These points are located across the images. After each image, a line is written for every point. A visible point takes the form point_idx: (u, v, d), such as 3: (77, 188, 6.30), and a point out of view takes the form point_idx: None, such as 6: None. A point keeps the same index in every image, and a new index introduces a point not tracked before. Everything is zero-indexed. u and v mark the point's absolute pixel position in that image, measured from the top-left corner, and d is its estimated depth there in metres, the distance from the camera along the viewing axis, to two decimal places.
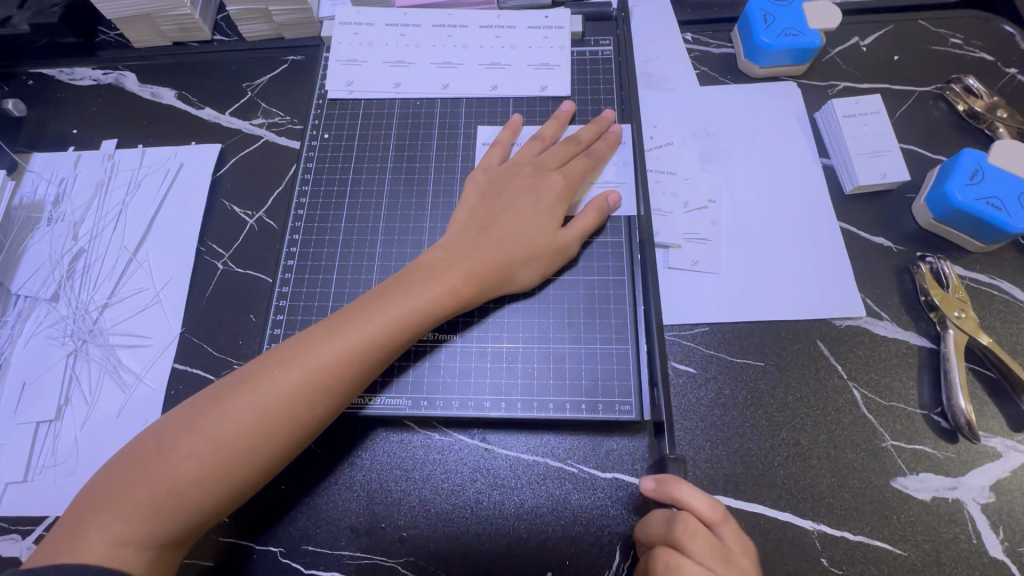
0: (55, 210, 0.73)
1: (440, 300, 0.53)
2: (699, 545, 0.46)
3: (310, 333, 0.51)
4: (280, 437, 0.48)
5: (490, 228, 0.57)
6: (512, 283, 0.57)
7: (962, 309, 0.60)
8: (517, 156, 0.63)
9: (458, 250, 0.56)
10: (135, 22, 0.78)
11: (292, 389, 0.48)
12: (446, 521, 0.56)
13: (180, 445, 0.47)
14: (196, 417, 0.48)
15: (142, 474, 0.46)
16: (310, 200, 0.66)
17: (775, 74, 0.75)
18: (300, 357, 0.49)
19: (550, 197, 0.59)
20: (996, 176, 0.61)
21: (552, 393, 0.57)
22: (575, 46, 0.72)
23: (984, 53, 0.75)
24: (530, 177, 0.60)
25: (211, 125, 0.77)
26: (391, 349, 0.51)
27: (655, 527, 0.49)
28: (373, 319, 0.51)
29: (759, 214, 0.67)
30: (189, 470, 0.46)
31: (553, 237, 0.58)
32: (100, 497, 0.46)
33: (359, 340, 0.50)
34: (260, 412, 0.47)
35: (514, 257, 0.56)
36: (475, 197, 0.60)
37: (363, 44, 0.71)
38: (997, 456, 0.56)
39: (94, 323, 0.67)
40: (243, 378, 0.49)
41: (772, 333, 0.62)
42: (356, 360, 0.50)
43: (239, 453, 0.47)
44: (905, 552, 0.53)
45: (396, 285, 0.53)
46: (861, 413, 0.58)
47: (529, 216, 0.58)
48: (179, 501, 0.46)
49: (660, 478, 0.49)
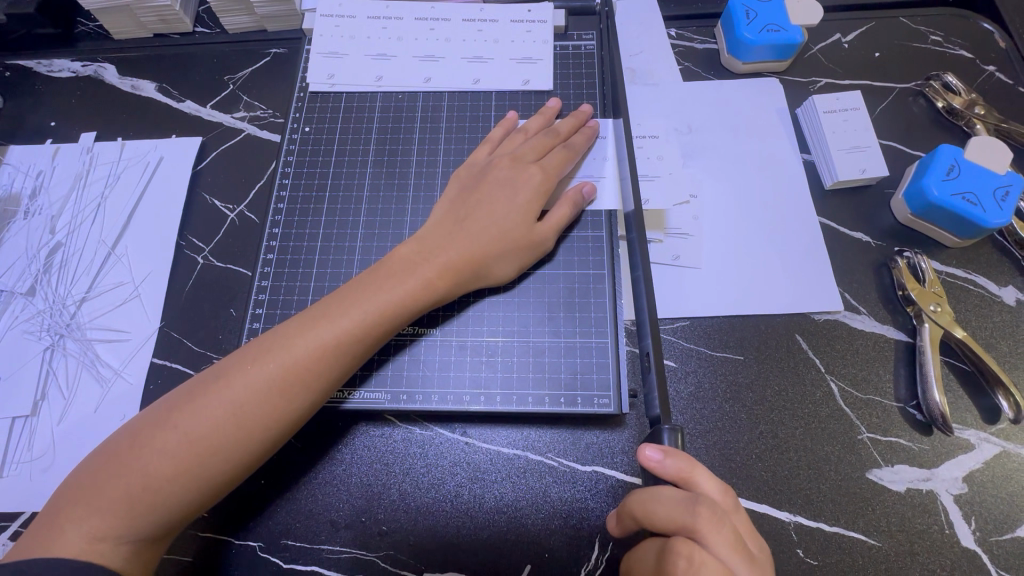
0: (32, 203, 0.72)
1: (416, 294, 0.53)
2: (722, 535, 0.43)
3: (286, 327, 0.51)
4: (257, 431, 0.47)
5: (469, 219, 0.57)
6: (490, 277, 0.57)
7: (938, 303, 0.61)
8: (499, 149, 0.62)
9: (434, 244, 0.55)
10: (114, 13, 0.77)
11: (267, 385, 0.48)
12: (426, 514, 0.56)
13: (155, 440, 0.46)
14: (171, 413, 0.47)
15: (117, 469, 0.46)
16: (291, 194, 0.66)
17: (757, 70, 0.75)
18: (275, 352, 0.49)
19: (528, 190, 0.58)
20: (972, 172, 0.62)
21: (532, 387, 0.57)
22: (558, 40, 0.72)
23: (963, 51, 0.75)
24: (508, 169, 0.59)
25: (192, 118, 0.76)
26: (368, 343, 0.51)
27: (668, 507, 0.45)
28: (349, 312, 0.51)
29: (739, 210, 0.68)
30: (163, 465, 0.46)
31: (529, 230, 0.58)
32: (75, 493, 0.45)
33: (335, 334, 0.50)
34: (234, 407, 0.47)
35: (489, 253, 0.56)
36: (456, 190, 0.60)
37: (345, 36, 0.71)
38: (971, 448, 0.57)
39: (72, 318, 0.66)
40: (219, 372, 0.49)
41: (751, 328, 0.62)
42: (332, 355, 0.49)
43: (214, 448, 0.46)
44: (880, 543, 0.54)
45: (373, 278, 0.53)
46: (838, 406, 0.59)
47: (507, 209, 0.57)
48: (154, 496, 0.45)
49: (670, 452, 0.45)
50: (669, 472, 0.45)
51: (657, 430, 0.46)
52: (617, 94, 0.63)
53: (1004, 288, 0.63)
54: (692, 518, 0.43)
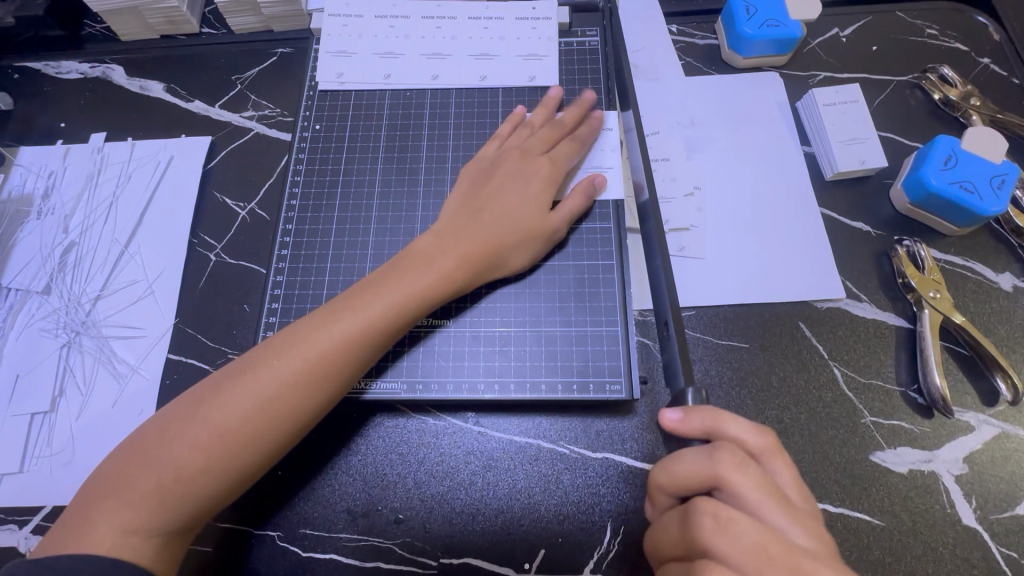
0: (45, 203, 0.73)
1: (434, 287, 0.54)
2: (750, 480, 0.43)
3: (307, 321, 0.52)
4: (283, 424, 0.48)
5: (482, 211, 0.58)
6: (504, 267, 0.58)
7: (938, 290, 0.62)
8: (506, 141, 0.64)
9: (450, 237, 0.56)
10: (122, 15, 0.77)
11: (292, 378, 0.49)
12: (441, 503, 0.58)
13: (184, 433, 0.47)
14: (197, 407, 0.48)
15: (147, 463, 0.47)
16: (303, 190, 0.67)
17: (758, 65, 0.76)
18: (299, 345, 0.50)
19: (538, 181, 0.60)
20: (969, 161, 0.63)
21: (544, 375, 0.59)
22: (562, 37, 0.73)
23: (959, 44, 0.77)
24: (518, 160, 0.61)
25: (201, 117, 0.77)
26: (389, 335, 0.52)
27: (690, 462, 0.45)
28: (369, 305, 0.52)
29: (743, 201, 0.69)
30: (194, 458, 0.47)
31: (542, 220, 0.59)
32: (106, 487, 0.46)
33: (356, 328, 0.51)
34: (261, 400, 0.48)
35: (503, 242, 0.57)
36: (466, 184, 0.61)
37: (352, 35, 0.72)
38: (971, 430, 0.58)
39: (87, 316, 0.67)
40: (243, 367, 0.50)
41: (755, 316, 0.64)
42: (355, 347, 0.50)
43: (242, 440, 0.47)
44: (884, 522, 0.56)
45: (391, 272, 0.54)
46: (841, 391, 0.60)
47: (518, 202, 0.58)
48: (185, 488, 0.46)
49: (688, 409, 0.45)
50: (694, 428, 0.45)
51: (682, 392, 0.47)
52: (622, 87, 0.64)
53: (1001, 274, 0.65)
54: (717, 468, 0.43)
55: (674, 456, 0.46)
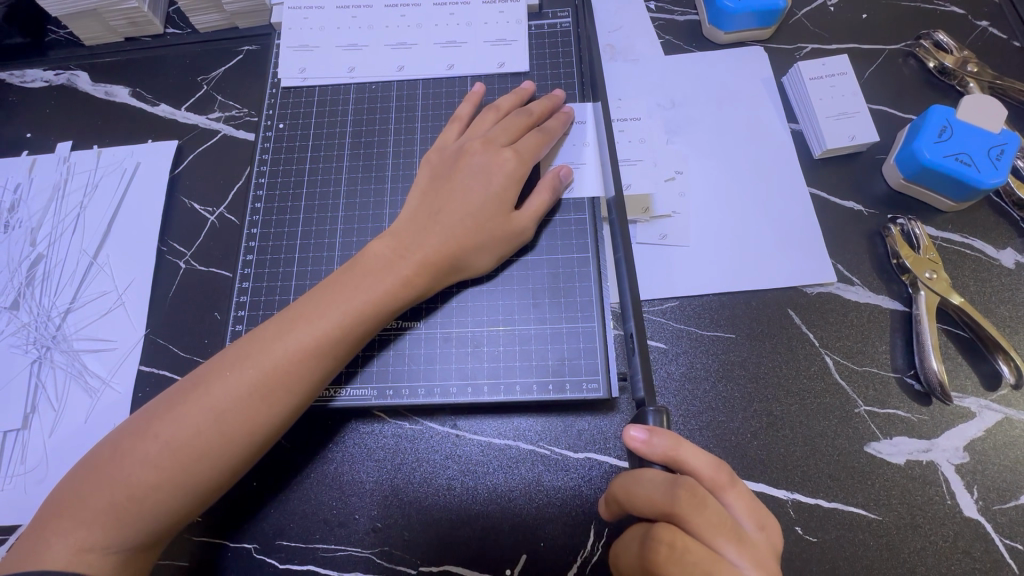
0: (12, 216, 0.71)
1: (393, 291, 0.52)
2: (707, 516, 0.42)
3: (263, 330, 0.50)
4: (240, 437, 0.47)
5: (441, 212, 0.55)
6: (467, 270, 0.56)
7: (934, 270, 0.59)
8: (469, 131, 0.61)
9: (408, 239, 0.54)
10: (83, 19, 0.75)
11: (247, 390, 0.47)
12: (420, 509, 0.56)
13: (137, 450, 0.46)
14: (151, 423, 0.47)
15: (99, 481, 0.45)
16: (268, 193, 0.65)
17: (741, 39, 0.73)
18: (254, 356, 0.48)
19: (501, 176, 0.57)
20: (965, 132, 0.60)
21: (519, 375, 0.56)
22: (532, 20, 0.70)
23: (955, 7, 0.72)
24: (481, 153, 0.58)
25: (167, 121, 0.75)
26: (349, 342, 0.50)
27: (650, 487, 0.43)
28: (326, 313, 0.50)
29: (726, 184, 0.66)
30: (147, 475, 0.45)
31: (506, 219, 0.56)
32: (59, 506, 0.45)
33: (313, 336, 0.49)
34: (215, 415, 0.46)
35: (467, 244, 0.55)
36: (428, 180, 0.58)
37: (314, 29, 0.69)
38: (971, 416, 0.55)
39: (58, 330, 0.66)
40: (197, 380, 0.48)
41: (742, 304, 0.61)
42: (312, 357, 0.49)
43: (197, 456, 0.46)
44: (880, 516, 0.53)
45: (349, 277, 0.52)
46: (834, 379, 0.58)
47: (481, 200, 0.56)
48: (141, 505, 0.45)
49: (653, 431, 0.44)
50: (655, 452, 0.44)
51: (643, 412, 0.46)
52: (595, 77, 0.61)
53: (1002, 251, 0.61)
54: (674, 502, 0.42)
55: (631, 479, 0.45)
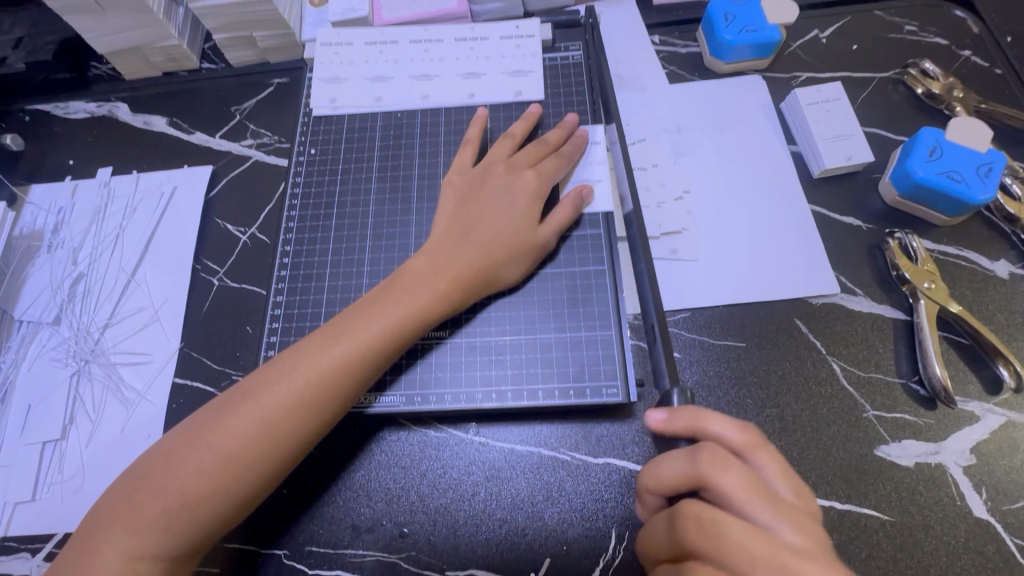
0: (55, 237, 0.75)
1: (429, 306, 0.55)
2: (734, 475, 0.43)
3: (306, 343, 0.53)
4: (286, 445, 0.50)
5: (472, 231, 0.59)
6: (498, 283, 0.60)
7: (932, 280, 0.62)
8: (489, 156, 0.65)
9: (443, 256, 0.58)
10: (126, 55, 0.81)
11: (293, 399, 0.50)
12: (445, 515, 0.58)
13: (188, 459, 0.48)
14: (200, 432, 0.49)
15: (151, 490, 0.48)
16: (300, 212, 0.69)
17: (740, 69, 0.78)
18: (299, 369, 0.51)
19: (526, 195, 0.61)
20: (953, 152, 0.64)
21: (541, 381, 0.59)
22: (546, 53, 0.75)
23: (939, 38, 0.78)
24: (505, 176, 0.62)
25: (202, 148, 0.80)
26: (387, 353, 0.53)
27: (673, 465, 0.46)
28: (366, 326, 0.53)
29: (733, 202, 0.70)
30: (197, 482, 0.48)
31: (531, 232, 0.60)
32: (111, 513, 0.47)
33: (356, 348, 0.52)
34: (261, 427, 0.49)
35: (496, 259, 0.59)
36: (454, 199, 0.62)
37: (344, 62, 0.75)
38: (976, 419, 0.58)
39: (96, 344, 0.69)
40: (244, 391, 0.51)
41: (751, 314, 0.64)
42: (353, 368, 0.52)
43: (245, 463, 0.48)
44: (894, 517, 0.55)
45: (389, 292, 0.55)
46: (842, 385, 0.60)
47: (508, 217, 0.60)
48: (190, 512, 0.47)
49: (672, 410, 0.47)
50: (676, 427, 0.47)
51: (667, 394, 0.50)
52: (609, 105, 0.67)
53: (996, 262, 0.64)
54: (698, 466, 0.44)
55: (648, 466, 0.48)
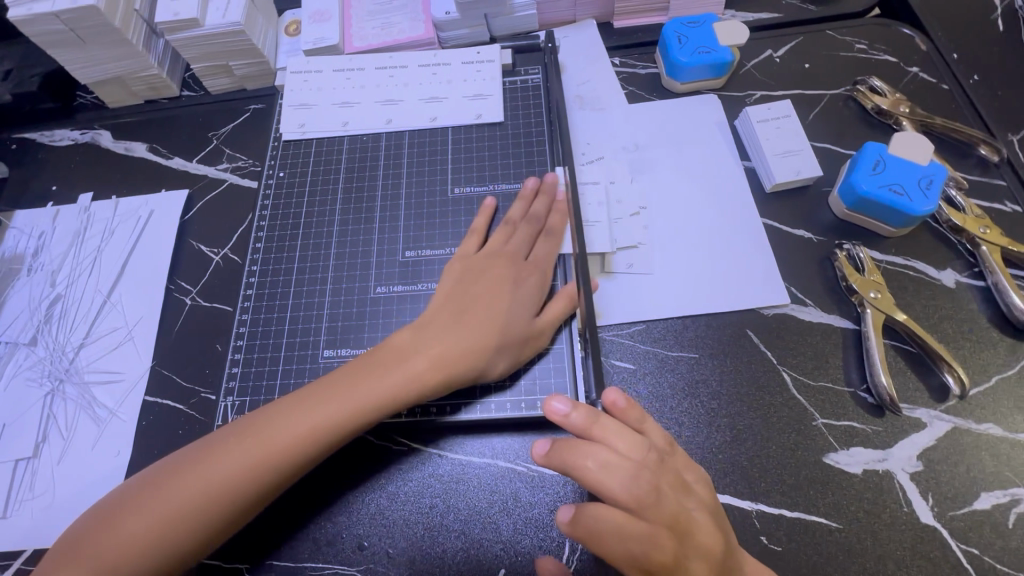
0: (35, 261, 0.78)
1: (400, 386, 0.55)
2: (670, 472, 0.50)
3: (276, 408, 0.55)
4: (233, 506, 0.52)
5: (466, 313, 0.59)
6: (486, 374, 0.58)
7: (878, 290, 0.64)
8: (491, 244, 0.65)
9: (429, 334, 0.58)
10: (109, 85, 0.85)
11: (249, 463, 0.52)
12: (403, 527, 0.59)
13: (144, 508, 0.51)
14: (161, 483, 0.52)
15: (109, 536, 0.50)
16: (268, 234, 0.71)
17: (696, 88, 0.81)
18: (262, 434, 0.53)
19: (525, 283, 0.62)
20: (896, 165, 0.66)
21: (494, 394, 0.61)
22: (506, 77, 0.78)
23: (887, 55, 0.80)
24: (505, 263, 0.63)
25: (180, 173, 0.83)
26: (349, 429, 0.54)
27: (624, 450, 0.49)
28: (332, 404, 0.54)
29: (687, 217, 0.72)
30: (147, 532, 0.50)
31: (529, 329, 0.60)
32: (73, 551, 0.50)
33: (318, 421, 0.54)
34: (220, 488, 0.51)
35: (485, 350, 0.58)
36: (451, 278, 0.62)
37: (313, 89, 0.78)
38: (923, 426, 0.59)
39: (71, 363, 0.71)
40: (209, 447, 0.54)
41: (704, 326, 0.65)
42: (312, 440, 0.53)
43: (194, 520, 0.51)
44: (842, 525, 0.56)
45: (364, 367, 0.57)
46: (792, 394, 0.61)
47: (505, 305, 0.60)
48: (134, 559, 0.50)
49: (630, 400, 0.52)
50: (629, 416, 0.51)
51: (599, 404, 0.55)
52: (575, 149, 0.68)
53: (943, 271, 0.66)
54: (647, 453, 0.49)
55: (591, 425, 0.50)
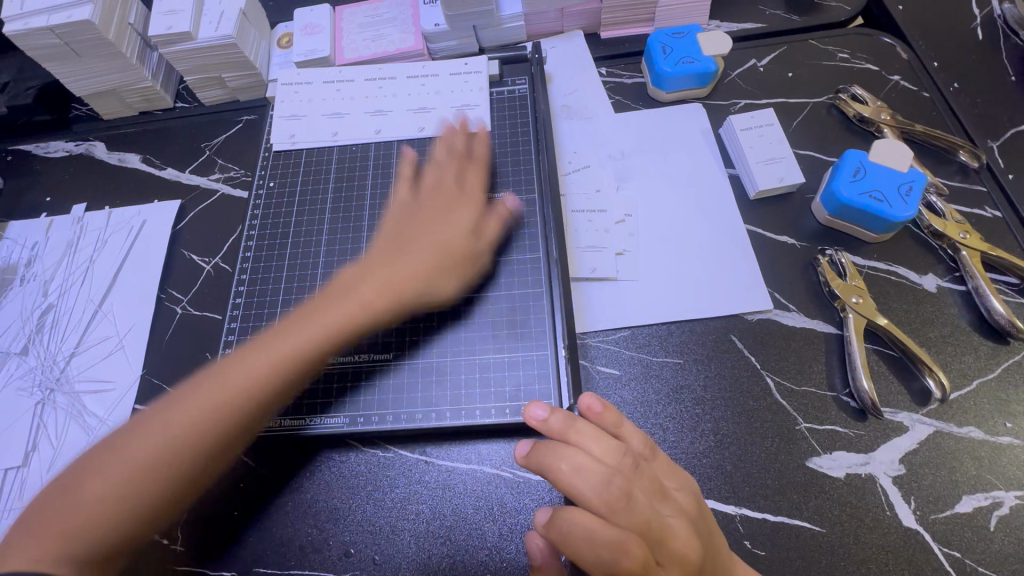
0: (28, 271, 0.79)
1: (353, 315, 0.59)
2: (645, 477, 0.50)
3: (235, 356, 0.57)
4: (202, 450, 0.52)
5: (411, 239, 0.64)
6: (434, 296, 0.63)
7: (860, 295, 0.64)
8: (420, 185, 0.70)
9: (374, 266, 0.62)
10: (103, 97, 0.86)
11: (213, 406, 0.53)
12: (389, 533, 0.59)
13: (107, 469, 0.51)
14: (121, 442, 0.52)
15: (70, 502, 0.49)
16: (258, 243, 0.72)
17: (682, 97, 0.82)
18: (224, 377, 0.55)
19: (457, 192, 0.68)
20: (876, 172, 0.67)
21: (478, 401, 0.61)
22: (494, 87, 0.80)
23: (869, 64, 0.82)
24: (437, 197, 0.68)
25: (172, 183, 0.84)
26: (310, 363, 0.57)
27: (598, 453, 0.50)
28: (289, 337, 0.57)
29: (672, 223, 0.73)
30: (112, 490, 0.50)
31: (466, 246, 0.65)
32: (31, 524, 0.48)
33: (279, 356, 0.56)
34: (190, 428, 0.52)
35: (431, 275, 0.62)
36: (399, 219, 0.67)
37: (303, 100, 0.79)
38: (905, 430, 0.59)
39: (61, 372, 0.71)
40: (168, 401, 0.54)
41: (689, 332, 0.66)
42: (275, 374, 0.55)
43: (162, 471, 0.51)
44: (826, 529, 0.56)
45: (319, 305, 0.60)
46: (776, 399, 0.62)
47: (446, 225, 0.65)
48: (101, 522, 0.49)
49: (606, 405, 0.53)
50: (604, 421, 0.52)
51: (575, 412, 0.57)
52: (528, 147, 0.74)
53: (924, 276, 0.67)
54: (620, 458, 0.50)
55: (567, 428, 0.51)
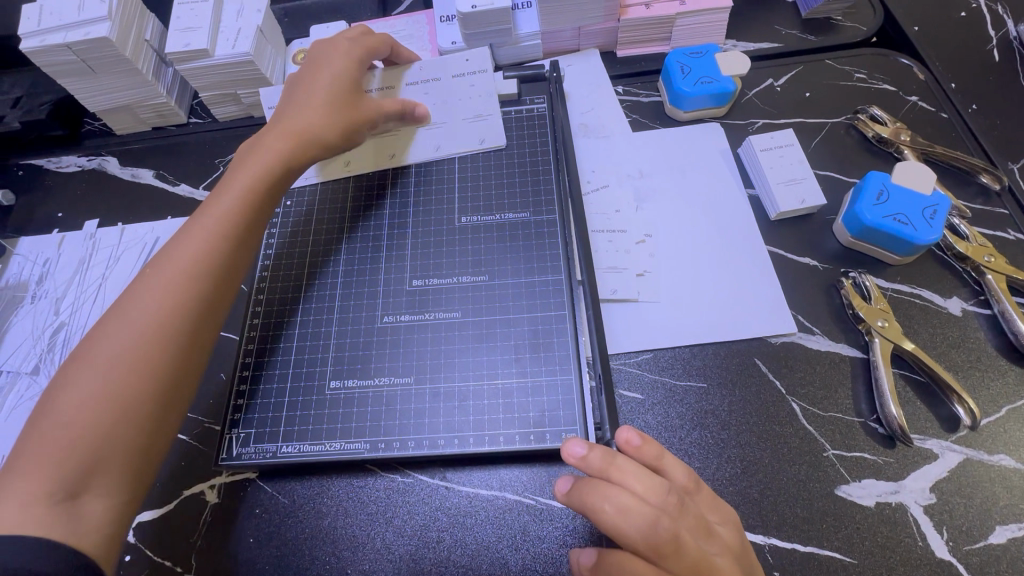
0: (39, 287, 0.78)
1: (270, 164, 0.64)
2: (689, 514, 0.49)
3: (152, 264, 0.58)
4: (166, 340, 0.54)
5: (296, 105, 0.69)
6: (331, 134, 0.68)
7: (885, 319, 0.64)
8: (299, 73, 0.73)
9: (267, 132, 0.67)
10: (117, 113, 0.85)
11: (158, 296, 0.55)
12: (409, 562, 0.58)
13: (70, 392, 0.51)
14: (76, 366, 0.52)
15: (45, 436, 0.49)
16: (273, 261, 0.71)
17: (699, 117, 0.82)
18: (157, 273, 0.56)
19: (346, 71, 0.71)
20: (900, 194, 0.67)
21: (502, 427, 0.60)
22: (511, 106, 0.79)
23: (886, 85, 0.82)
24: (318, 68, 0.71)
25: (186, 199, 0.83)
26: (246, 210, 0.61)
27: (643, 490, 0.49)
28: (226, 201, 0.61)
29: (692, 243, 0.72)
30: (84, 406, 0.50)
31: (360, 99, 0.71)
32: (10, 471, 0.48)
33: (209, 224, 0.59)
34: (145, 321, 0.54)
35: (321, 124, 0.67)
36: (282, 100, 0.71)
37: None
38: (935, 457, 0.58)
39: None
40: (105, 319, 0.55)
41: (712, 355, 0.65)
42: (218, 233, 0.59)
43: (130, 370, 0.52)
44: (857, 560, 0.55)
45: (221, 187, 0.63)
46: (802, 425, 0.61)
47: (319, 98, 0.69)
48: (86, 445, 0.49)
49: (646, 438, 0.52)
50: (645, 456, 0.52)
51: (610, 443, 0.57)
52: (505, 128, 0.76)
53: (949, 300, 0.66)
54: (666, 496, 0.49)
55: (608, 465, 0.50)
